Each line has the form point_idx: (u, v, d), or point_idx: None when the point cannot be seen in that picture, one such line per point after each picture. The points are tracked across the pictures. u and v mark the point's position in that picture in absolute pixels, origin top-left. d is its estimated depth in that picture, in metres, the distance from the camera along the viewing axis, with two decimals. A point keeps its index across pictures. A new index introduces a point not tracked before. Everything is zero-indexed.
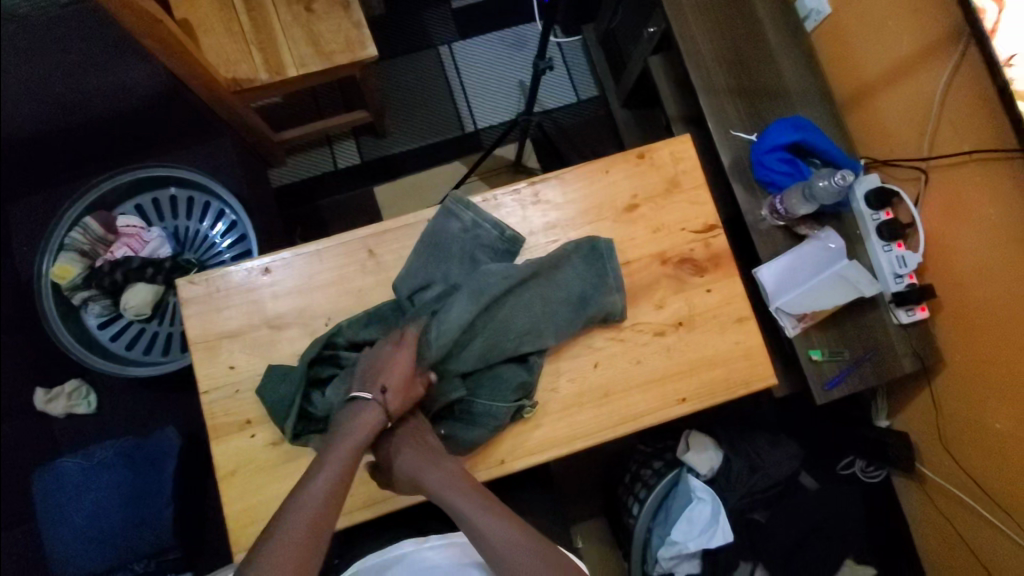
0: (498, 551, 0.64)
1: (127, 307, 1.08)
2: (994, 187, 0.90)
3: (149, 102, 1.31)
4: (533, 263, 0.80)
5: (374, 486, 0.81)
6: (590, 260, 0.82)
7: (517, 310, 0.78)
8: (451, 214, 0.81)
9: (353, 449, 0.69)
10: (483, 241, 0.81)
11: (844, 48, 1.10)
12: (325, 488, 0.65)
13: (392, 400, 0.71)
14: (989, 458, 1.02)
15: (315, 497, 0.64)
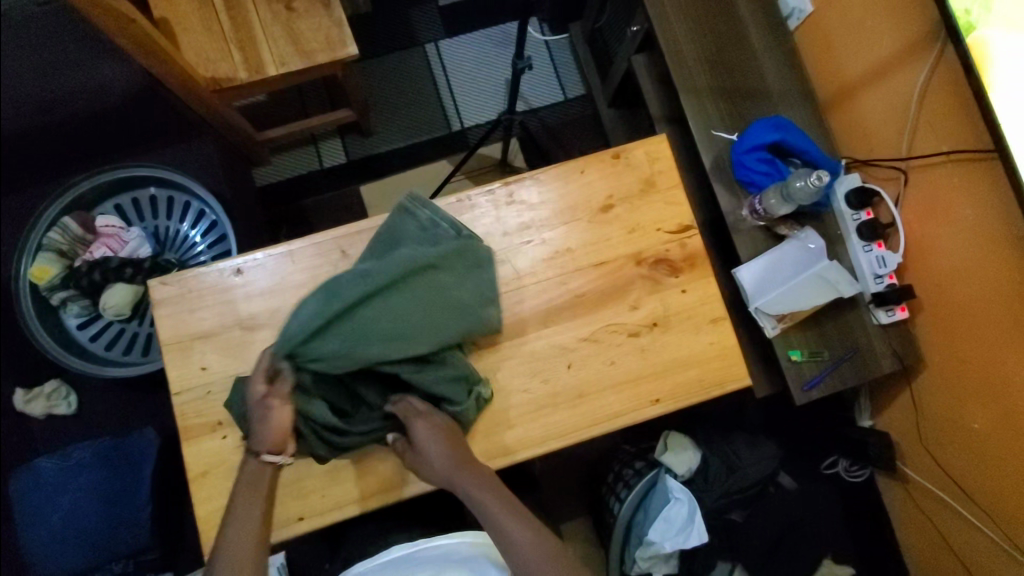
0: (523, 556, 0.67)
1: (106, 307, 1.07)
2: (972, 187, 0.90)
3: (128, 101, 1.31)
4: (388, 264, 0.73)
5: (341, 489, 0.81)
6: (468, 266, 0.78)
7: (386, 311, 0.72)
8: (407, 212, 0.79)
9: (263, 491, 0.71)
10: (439, 238, 0.80)
11: (826, 47, 1.10)
12: (245, 529, 0.68)
13: (263, 446, 0.71)
14: (968, 458, 1.02)
15: (237, 548, 0.67)
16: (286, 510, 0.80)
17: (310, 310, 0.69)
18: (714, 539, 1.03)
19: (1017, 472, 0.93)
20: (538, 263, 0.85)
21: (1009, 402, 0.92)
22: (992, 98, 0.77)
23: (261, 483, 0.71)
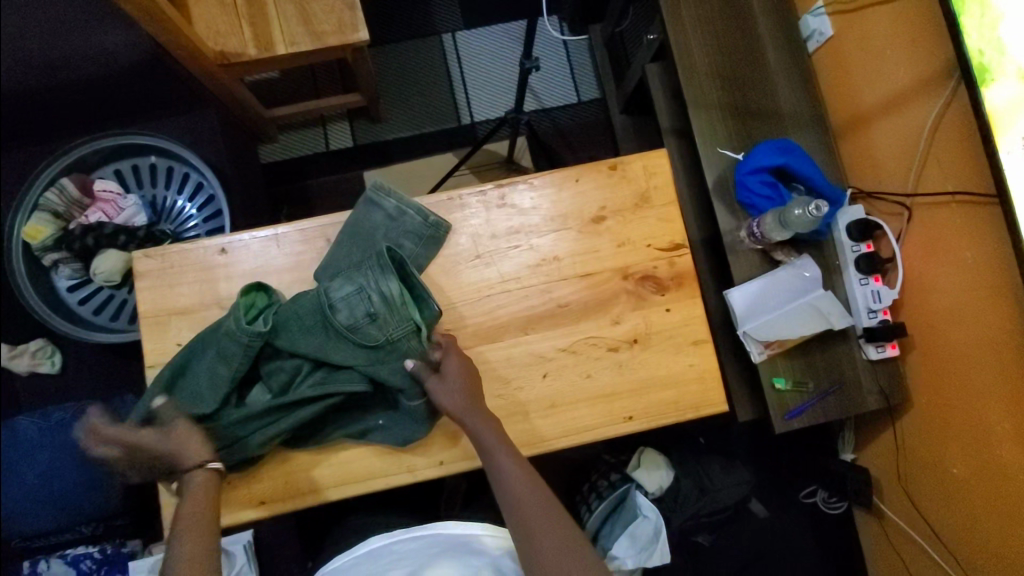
0: (515, 489, 0.71)
1: (98, 271, 1.06)
2: (974, 229, 0.89)
3: (132, 70, 1.26)
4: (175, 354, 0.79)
5: (298, 480, 0.81)
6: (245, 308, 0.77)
7: (189, 386, 0.77)
8: (372, 202, 0.81)
9: (200, 513, 0.71)
10: (408, 227, 0.82)
11: (841, 73, 1.08)
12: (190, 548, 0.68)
13: (194, 456, 0.74)
14: (944, 502, 1.01)
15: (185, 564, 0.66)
16: (252, 490, 0.80)
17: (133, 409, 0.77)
18: (679, 558, 1.04)
19: (992, 518, 0.92)
20: (523, 269, 0.84)
21: (989, 450, 0.91)
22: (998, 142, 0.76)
23: (203, 489, 0.73)
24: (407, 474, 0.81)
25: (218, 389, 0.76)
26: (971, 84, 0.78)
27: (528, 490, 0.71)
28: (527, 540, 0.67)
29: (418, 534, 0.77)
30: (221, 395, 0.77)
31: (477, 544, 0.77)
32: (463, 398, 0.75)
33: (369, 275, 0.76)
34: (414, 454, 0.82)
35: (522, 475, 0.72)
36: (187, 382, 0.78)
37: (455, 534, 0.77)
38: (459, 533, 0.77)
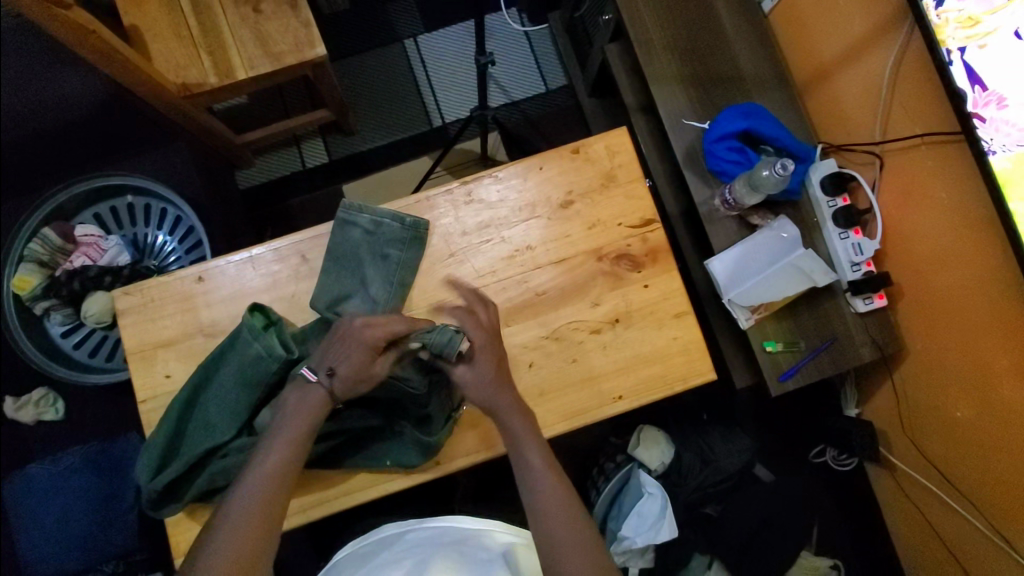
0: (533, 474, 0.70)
1: (88, 315, 1.08)
2: (948, 171, 0.88)
3: (97, 112, 1.34)
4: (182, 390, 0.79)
5: (292, 498, 0.81)
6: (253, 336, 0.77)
7: (206, 419, 0.78)
8: (347, 220, 0.82)
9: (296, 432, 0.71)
10: (386, 237, 0.83)
11: (799, 29, 1.07)
12: (271, 472, 0.68)
13: (343, 387, 0.74)
14: (952, 446, 1.00)
15: (249, 500, 0.66)
16: None
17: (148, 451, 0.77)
18: (689, 532, 1.04)
19: (999, 461, 0.91)
20: (497, 263, 0.85)
21: (992, 391, 0.90)
22: (959, 80, 0.76)
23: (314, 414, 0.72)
24: (404, 477, 0.82)
25: (233, 419, 0.78)
26: (924, 22, 0.78)
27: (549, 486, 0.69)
28: (539, 523, 0.67)
29: (428, 524, 0.79)
30: (234, 425, 0.77)
31: (488, 538, 0.78)
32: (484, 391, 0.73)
33: (387, 304, 0.82)
34: None
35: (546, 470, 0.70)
36: (200, 414, 0.78)
37: (467, 528, 0.79)
38: (471, 527, 0.79)
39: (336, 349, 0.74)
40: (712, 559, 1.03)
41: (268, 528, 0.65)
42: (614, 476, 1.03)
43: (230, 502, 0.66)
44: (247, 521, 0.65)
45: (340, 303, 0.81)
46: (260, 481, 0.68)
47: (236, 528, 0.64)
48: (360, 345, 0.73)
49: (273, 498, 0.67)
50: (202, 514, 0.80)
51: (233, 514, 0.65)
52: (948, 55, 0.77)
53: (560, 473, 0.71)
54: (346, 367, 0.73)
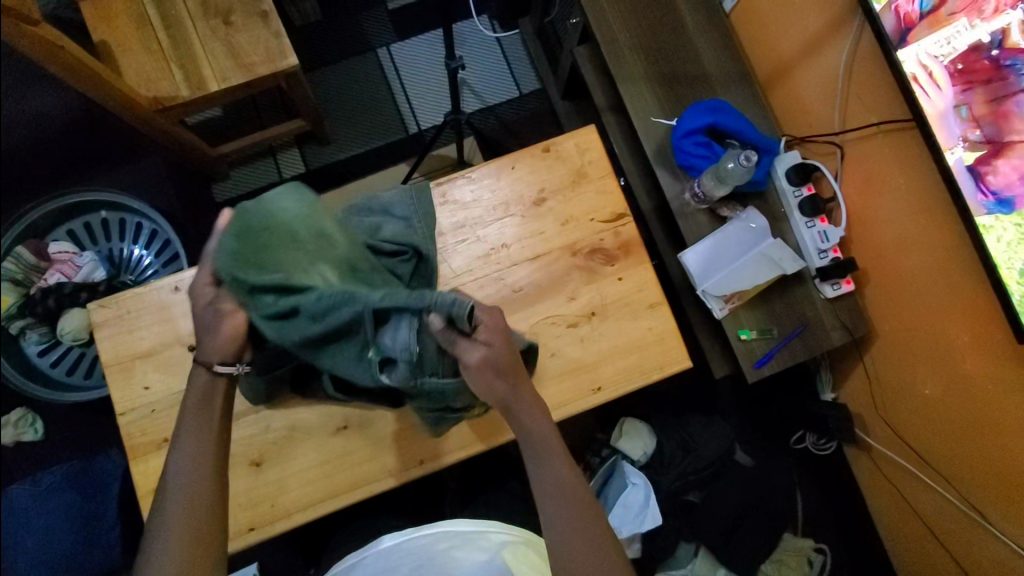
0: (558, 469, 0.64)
1: (65, 332, 1.07)
2: (904, 158, 0.91)
3: (68, 129, 1.33)
4: None
5: (277, 505, 0.81)
6: None
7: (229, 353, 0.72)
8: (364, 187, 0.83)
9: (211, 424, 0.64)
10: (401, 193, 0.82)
11: (760, 27, 1.11)
12: (190, 472, 0.61)
13: (214, 355, 0.64)
14: (923, 422, 1.03)
15: (175, 513, 0.59)
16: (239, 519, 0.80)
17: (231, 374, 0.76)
18: (673, 520, 1.07)
19: (970, 432, 0.93)
20: (474, 261, 0.86)
21: (955, 367, 0.93)
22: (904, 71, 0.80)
23: (206, 402, 0.64)
24: (390, 478, 0.83)
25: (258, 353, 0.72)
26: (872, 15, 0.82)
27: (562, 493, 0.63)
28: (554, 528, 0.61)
29: (426, 532, 0.79)
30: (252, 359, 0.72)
31: (485, 540, 0.78)
32: (502, 378, 0.62)
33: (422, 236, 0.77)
34: (394, 457, 0.83)
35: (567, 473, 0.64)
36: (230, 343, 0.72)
37: (467, 531, 0.79)
38: (469, 529, 0.79)
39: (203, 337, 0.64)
40: (698, 546, 1.07)
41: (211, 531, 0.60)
42: (604, 463, 1.07)
43: (161, 509, 0.59)
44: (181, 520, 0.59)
45: (378, 232, 0.76)
46: (183, 485, 0.61)
47: (170, 527, 0.59)
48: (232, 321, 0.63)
49: (211, 499, 0.61)
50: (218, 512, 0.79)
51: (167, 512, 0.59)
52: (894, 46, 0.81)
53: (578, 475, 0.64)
54: (210, 343, 0.63)
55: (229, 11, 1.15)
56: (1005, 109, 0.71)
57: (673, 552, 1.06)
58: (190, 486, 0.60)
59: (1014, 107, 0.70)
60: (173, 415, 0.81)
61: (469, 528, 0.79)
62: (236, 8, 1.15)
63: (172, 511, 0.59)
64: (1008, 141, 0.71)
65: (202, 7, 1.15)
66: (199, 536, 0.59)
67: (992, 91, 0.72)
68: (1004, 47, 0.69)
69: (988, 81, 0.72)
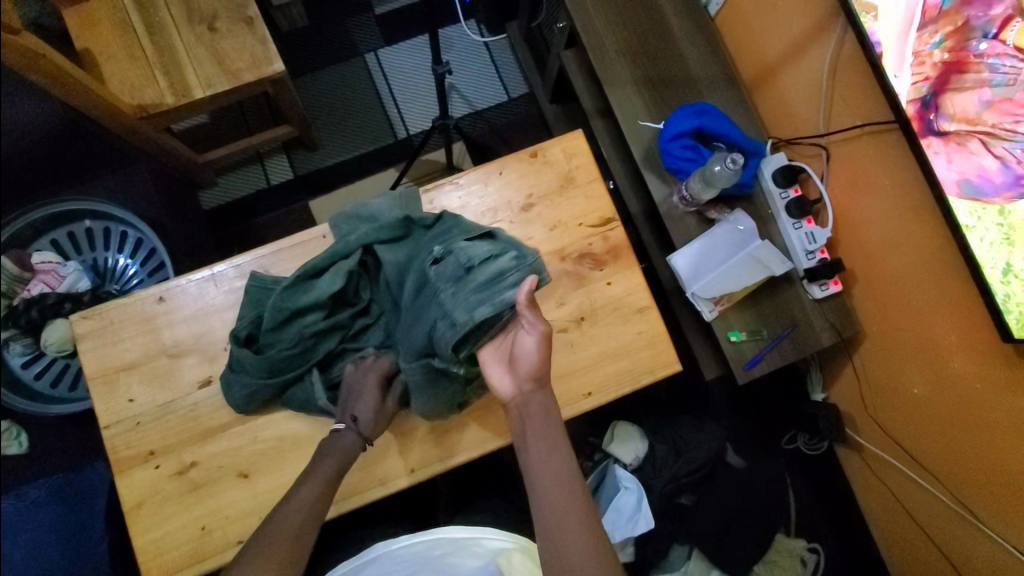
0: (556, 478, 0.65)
1: (48, 344, 1.05)
2: (887, 158, 0.92)
3: (49, 137, 1.31)
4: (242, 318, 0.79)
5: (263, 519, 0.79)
6: (257, 296, 0.80)
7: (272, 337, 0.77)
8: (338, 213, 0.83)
9: (330, 469, 0.72)
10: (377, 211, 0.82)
11: (745, 30, 1.12)
12: (308, 502, 0.68)
13: (368, 428, 0.76)
14: (912, 422, 1.04)
15: (270, 540, 0.63)
16: (226, 535, 0.77)
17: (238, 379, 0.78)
18: (666, 523, 1.06)
19: (959, 432, 0.94)
20: None
21: (944, 367, 0.93)
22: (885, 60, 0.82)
23: (343, 455, 0.74)
24: (382, 487, 0.82)
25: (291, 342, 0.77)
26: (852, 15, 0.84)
27: (558, 488, 0.64)
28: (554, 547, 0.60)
29: (417, 539, 0.77)
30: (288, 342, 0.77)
31: (478, 545, 0.78)
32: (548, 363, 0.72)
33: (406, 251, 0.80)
34: (385, 465, 0.82)
35: (558, 470, 0.65)
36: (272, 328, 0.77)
37: (459, 538, 0.78)
38: (463, 537, 0.78)
39: (354, 399, 0.78)
40: (691, 549, 1.06)
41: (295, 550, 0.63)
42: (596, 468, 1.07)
43: (256, 537, 0.64)
44: (276, 543, 0.63)
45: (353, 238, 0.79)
46: (295, 516, 0.66)
47: (263, 553, 0.61)
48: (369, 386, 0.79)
49: (308, 525, 0.66)
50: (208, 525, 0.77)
51: (265, 538, 0.63)
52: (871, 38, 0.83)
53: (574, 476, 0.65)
54: (365, 408, 0.77)
55: (214, 18, 1.14)
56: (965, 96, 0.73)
57: (666, 555, 1.06)
58: (291, 518, 0.65)
59: (971, 99, 0.72)
60: (159, 427, 0.80)
61: (464, 535, 0.78)
62: (220, 14, 1.14)
63: (267, 538, 0.63)
64: (947, 127, 0.76)
65: (187, 14, 1.14)
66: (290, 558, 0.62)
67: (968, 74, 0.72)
68: (994, 40, 0.68)
69: (963, 66, 0.72)
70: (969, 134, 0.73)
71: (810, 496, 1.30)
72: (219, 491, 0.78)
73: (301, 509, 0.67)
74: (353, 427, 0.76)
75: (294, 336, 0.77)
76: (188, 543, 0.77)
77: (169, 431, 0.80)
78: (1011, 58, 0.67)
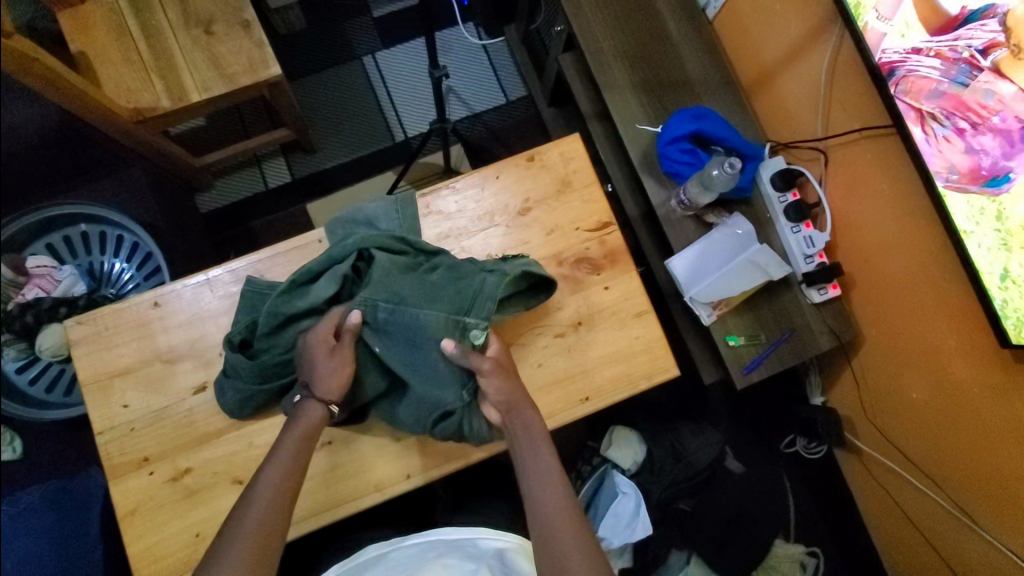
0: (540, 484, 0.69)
1: (42, 349, 1.04)
2: (885, 162, 0.92)
3: (44, 139, 1.31)
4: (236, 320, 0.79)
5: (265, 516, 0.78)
6: (253, 298, 0.79)
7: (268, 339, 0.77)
8: (335, 218, 0.83)
9: (297, 448, 0.69)
10: (373, 216, 0.83)
11: (743, 34, 1.12)
12: (275, 488, 0.66)
13: (327, 393, 0.72)
14: (910, 428, 1.03)
15: (242, 533, 0.61)
16: None
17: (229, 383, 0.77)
18: (663, 529, 1.06)
19: (955, 435, 0.94)
20: None
21: (941, 370, 0.93)
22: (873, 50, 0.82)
23: (310, 428, 0.71)
24: (378, 493, 0.81)
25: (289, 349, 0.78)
26: (845, 9, 0.84)
27: (551, 489, 0.69)
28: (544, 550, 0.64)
29: (411, 542, 0.78)
30: (286, 345, 0.77)
31: (473, 547, 0.77)
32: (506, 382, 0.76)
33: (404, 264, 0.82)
34: (381, 471, 0.82)
35: (552, 472, 0.71)
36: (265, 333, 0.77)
37: (453, 538, 0.78)
38: (455, 537, 0.78)
39: (309, 366, 0.74)
40: (690, 554, 1.06)
41: (272, 542, 0.62)
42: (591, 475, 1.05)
43: (227, 532, 0.61)
44: (248, 535, 0.61)
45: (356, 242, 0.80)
46: (262, 508, 0.64)
47: (238, 544, 0.60)
48: (318, 349, 0.73)
49: (279, 517, 0.64)
50: (206, 531, 0.77)
51: (238, 529, 0.61)
52: (863, 27, 0.83)
53: (564, 478, 0.71)
54: (318, 376, 0.73)
55: (210, 21, 1.14)
56: (923, 73, 0.76)
57: (665, 560, 1.06)
58: (266, 510, 0.64)
59: (931, 83, 0.75)
60: (153, 433, 0.79)
61: (456, 535, 0.78)
62: (216, 17, 1.14)
63: (247, 530, 0.62)
64: (900, 96, 0.80)
65: (183, 17, 1.13)
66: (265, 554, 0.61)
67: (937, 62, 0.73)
68: (976, 53, 0.68)
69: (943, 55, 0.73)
70: (913, 111, 0.79)
71: (810, 500, 1.29)
72: (213, 498, 0.78)
73: (270, 498, 0.65)
74: (310, 395, 0.73)
75: (289, 341, 0.77)
76: (183, 550, 0.76)
77: (163, 437, 0.79)
78: (980, 73, 0.69)
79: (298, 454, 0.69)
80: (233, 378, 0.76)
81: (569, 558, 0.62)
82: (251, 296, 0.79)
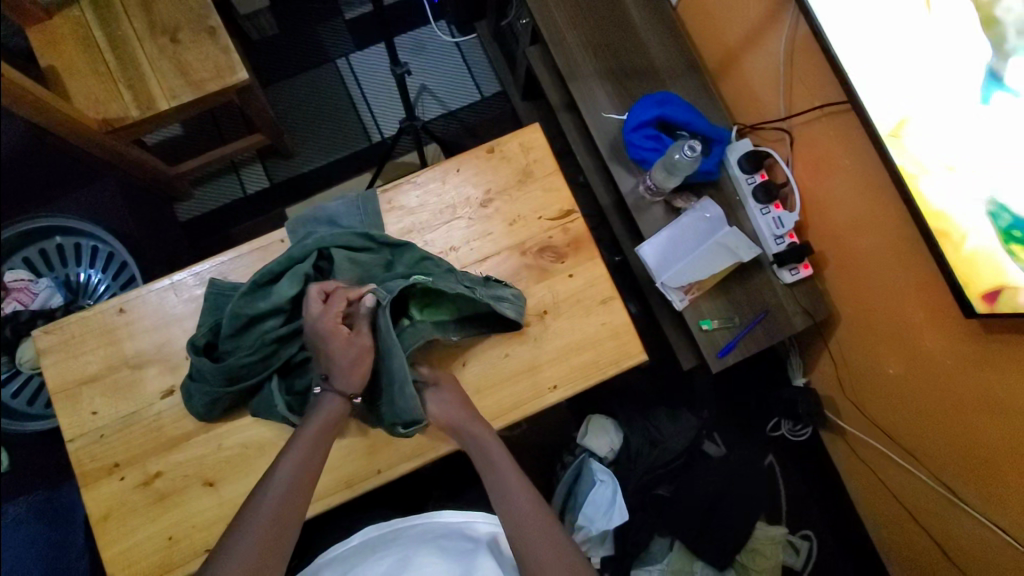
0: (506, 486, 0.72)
1: (22, 361, 1.04)
2: (847, 137, 0.91)
3: (17, 154, 1.31)
4: (201, 324, 0.79)
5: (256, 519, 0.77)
6: (216, 301, 0.80)
7: (234, 342, 0.77)
8: (296, 219, 0.84)
9: (312, 452, 0.69)
10: (333, 216, 0.84)
11: (707, 18, 1.11)
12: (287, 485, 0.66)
13: (345, 385, 0.75)
14: (889, 404, 1.03)
15: (255, 529, 0.61)
16: (194, 543, 0.77)
17: (197, 387, 0.77)
18: (644, 515, 1.06)
19: (933, 410, 0.93)
20: None
21: (915, 344, 0.92)
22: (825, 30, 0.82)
23: (330, 418, 0.73)
24: (347, 489, 0.81)
25: (254, 350, 0.76)
26: None
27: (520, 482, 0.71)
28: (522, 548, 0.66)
29: (416, 523, 0.78)
30: (251, 347, 0.77)
31: (471, 530, 0.78)
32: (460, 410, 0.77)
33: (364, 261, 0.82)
34: (351, 467, 0.82)
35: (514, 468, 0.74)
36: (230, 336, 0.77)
37: (453, 522, 0.79)
38: (457, 520, 0.79)
39: (325, 357, 0.75)
40: (674, 541, 1.06)
41: (282, 533, 0.62)
42: (571, 465, 1.04)
43: (238, 526, 0.62)
44: (259, 528, 0.61)
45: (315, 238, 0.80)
46: (272, 506, 0.63)
47: (252, 531, 0.61)
48: (332, 337, 0.74)
49: (291, 509, 0.64)
50: (178, 533, 0.77)
51: (252, 521, 0.62)
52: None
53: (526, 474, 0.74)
54: (334, 367, 0.75)
55: (176, 29, 1.14)
56: (905, 92, 0.74)
57: (648, 547, 1.06)
58: (278, 503, 0.64)
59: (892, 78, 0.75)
60: (122, 439, 0.80)
61: (458, 519, 0.79)
62: (183, 25, 1.14)
63: (259, 527, 0.61)
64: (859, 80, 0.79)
65: (149, 27, 1.14)
66: (277, 544, 0.61)
67: (939, 105, 0.70)
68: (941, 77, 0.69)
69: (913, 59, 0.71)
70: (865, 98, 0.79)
71: (798, 482, 1.29)
72: (185, 500, 0.78)
73: (277, 495, 0.64)
74: (330, 387, 0.75)
75: (254, 342, 0.77)
76: (156, 553, 0.77)
77: (133, 442, 0.80)
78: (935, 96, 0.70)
79: (315, 465, 0.69)
80: (202, 383, 0.76)
81: (541, 547, 0.65)
82: (214, 299, 0.80)
